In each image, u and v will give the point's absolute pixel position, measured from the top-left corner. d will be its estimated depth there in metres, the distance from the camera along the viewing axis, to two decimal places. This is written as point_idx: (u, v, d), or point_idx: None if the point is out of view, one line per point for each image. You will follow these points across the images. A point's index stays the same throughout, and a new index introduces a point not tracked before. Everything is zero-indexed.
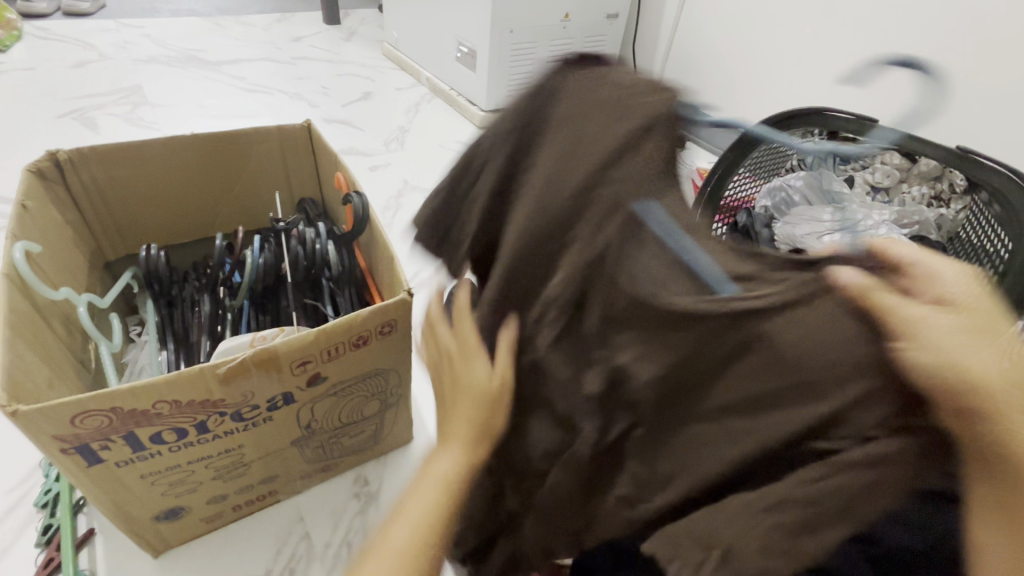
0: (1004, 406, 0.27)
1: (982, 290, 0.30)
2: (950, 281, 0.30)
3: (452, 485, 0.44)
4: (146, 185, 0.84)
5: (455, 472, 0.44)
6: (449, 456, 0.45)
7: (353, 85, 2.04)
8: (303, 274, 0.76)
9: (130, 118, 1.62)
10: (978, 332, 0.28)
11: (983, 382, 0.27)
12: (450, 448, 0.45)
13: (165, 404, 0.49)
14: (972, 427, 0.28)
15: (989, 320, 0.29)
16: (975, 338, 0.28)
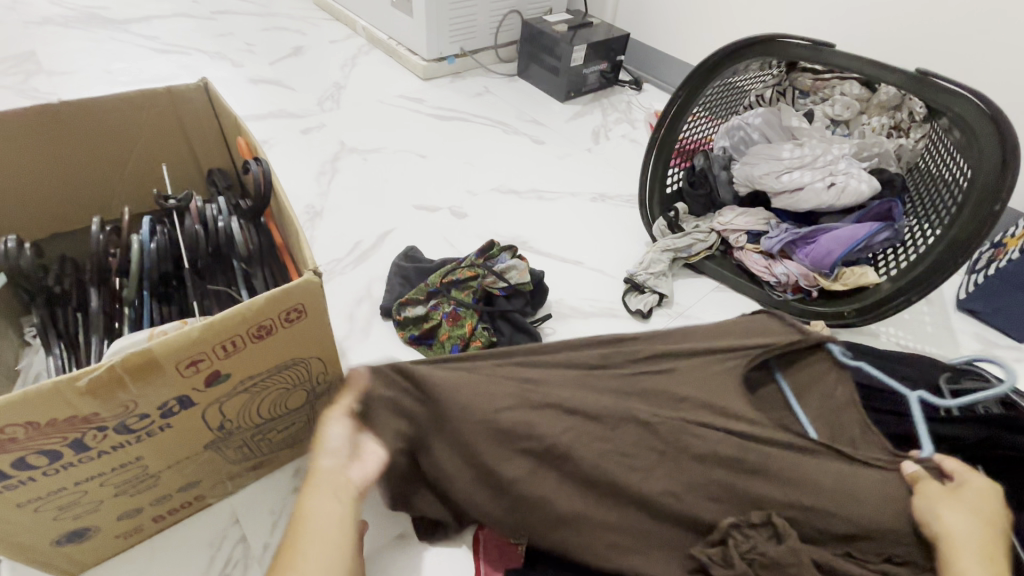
0: (977, 536, 0.54)
1: (996, 506, 0.57)
2: (969, 481, 0.59)
3: (326, 518, 0.51)
4: (15, 167, 0.71)
5: (325, 506, 0.51)
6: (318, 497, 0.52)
7: (281, 40, 1.85)
8: (207, 256, 0.68)
9: (22, 89, 1.44)
10: (988, 530, 0.54)
11: (957, 527, 0.54)
12: (318, 491, 0.52)
13: (19, 426, 0.42)
14: (937, 529, 0.55)
15: (991, 520, 0.56)
16: (984, 530, 0.54)
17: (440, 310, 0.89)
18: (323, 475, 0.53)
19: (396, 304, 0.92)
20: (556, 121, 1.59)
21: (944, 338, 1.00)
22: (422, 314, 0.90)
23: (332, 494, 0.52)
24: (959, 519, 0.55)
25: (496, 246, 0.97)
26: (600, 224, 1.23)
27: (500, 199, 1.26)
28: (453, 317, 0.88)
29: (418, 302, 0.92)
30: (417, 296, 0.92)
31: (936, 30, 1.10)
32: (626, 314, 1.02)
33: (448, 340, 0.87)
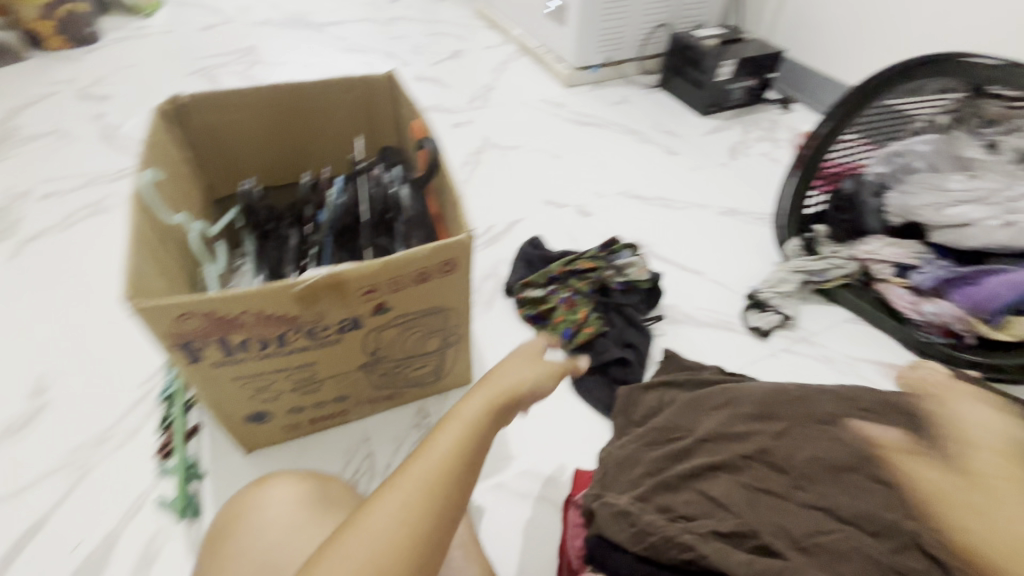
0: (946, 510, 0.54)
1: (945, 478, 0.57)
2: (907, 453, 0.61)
3: (478, 422, 0.48)
4: (253, 132, 0.91)
5: (477, 412, 0.48)
6: (477, 397, 0.50)
7: (444, 44, 2.07)
8: (376, 214, 0.81)
9: (247, 75, 1.78)
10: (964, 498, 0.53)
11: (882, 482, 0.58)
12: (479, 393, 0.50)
13: (250, 313, 0.56)
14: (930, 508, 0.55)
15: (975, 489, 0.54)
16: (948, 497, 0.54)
17: (558, 295, 0.97)
18: (503, 381, 0.52)
19: (518, 284, 1.01)
20: (694, 134, 1.59)
21: None
22: (540, 296, 0.98)
23: (490, 401, 0.50)
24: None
25: (616, 242, 1.01)
26: (725, 238, 1.21)
27: (626, 204, 1.30)
28: (569, 303, 0.94)
29: (538, 285, 0.99)
30: (537, 279, 1.00)
31: None
32: (742, 329, 1.01)
33: (561, 323, 0.93)
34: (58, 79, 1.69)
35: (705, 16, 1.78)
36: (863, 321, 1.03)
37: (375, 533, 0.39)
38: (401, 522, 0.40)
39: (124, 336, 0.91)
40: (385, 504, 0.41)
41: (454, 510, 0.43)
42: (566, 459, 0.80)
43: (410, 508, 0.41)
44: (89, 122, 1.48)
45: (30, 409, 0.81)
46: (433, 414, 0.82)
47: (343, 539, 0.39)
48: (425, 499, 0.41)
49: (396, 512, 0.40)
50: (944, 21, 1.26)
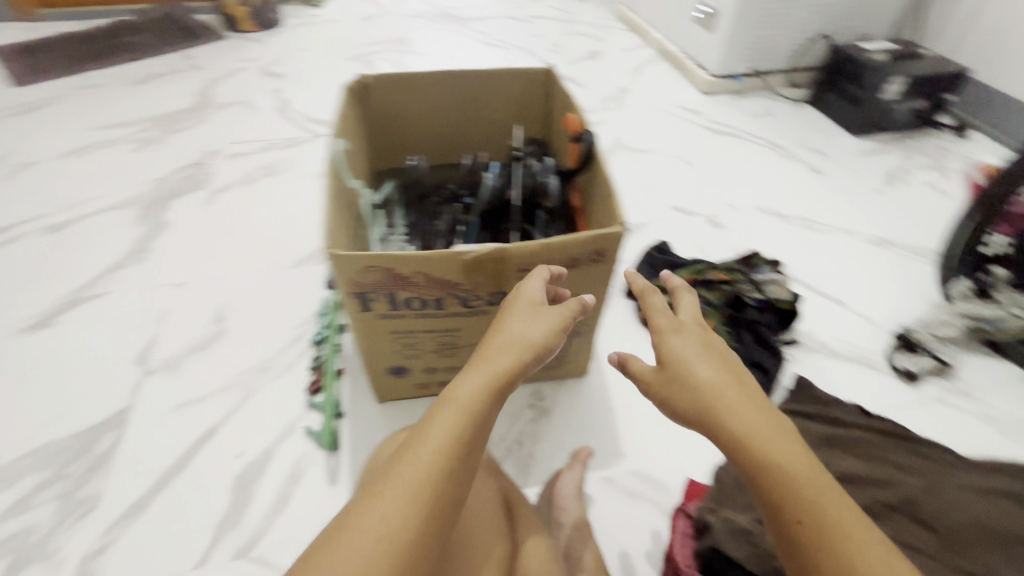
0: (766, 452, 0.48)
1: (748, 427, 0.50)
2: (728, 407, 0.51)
3: (472, 404, 0.50)
4: (416, 114, 0.97)
5: (467, 398, 0.51)
6: (468, 379, 0.52)
7: (581, 44, 2.09)
8: (524, 200, 0.85)
9: (399, 63, 1.93)
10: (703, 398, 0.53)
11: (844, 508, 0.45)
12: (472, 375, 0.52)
13: (420, 275, 0.62)
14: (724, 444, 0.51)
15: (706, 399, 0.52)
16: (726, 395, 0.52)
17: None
18: (491, 354, 0.54)
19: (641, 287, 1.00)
20: (844, 154, 1.48)
21: None
22: None
23: (482, 377, 0.52)
24: (782, 438, 0.49)
25: (758, 257, 0.98)
26: (873, 269, 1.11)
27: (761, 220, 1.24)
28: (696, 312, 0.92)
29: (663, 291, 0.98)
30: (663, 285, 0.98)
31: None
32: (887, 370, 0.92)
33: None
34: (246, 56, 1.95)
35: (874, 28, 1.64)
36: None
37: (371, 538, 0.43)
38: (398, 520, 0.44)
39: (287, 282, 1.03)
40: (383, 501, 0.45)
41: (444, 504, 0.46)
42: (680, 466, 0.78)
43: (405, 505, 0.45)
44: (268, 95, 1.69)
45: (212, 331, 0.95)
46: (549, 398, 0.85)
47: (347, 535, 0.43)
48: (417, 493, 0.45)
49: (387, 514, 0.44)
50: None
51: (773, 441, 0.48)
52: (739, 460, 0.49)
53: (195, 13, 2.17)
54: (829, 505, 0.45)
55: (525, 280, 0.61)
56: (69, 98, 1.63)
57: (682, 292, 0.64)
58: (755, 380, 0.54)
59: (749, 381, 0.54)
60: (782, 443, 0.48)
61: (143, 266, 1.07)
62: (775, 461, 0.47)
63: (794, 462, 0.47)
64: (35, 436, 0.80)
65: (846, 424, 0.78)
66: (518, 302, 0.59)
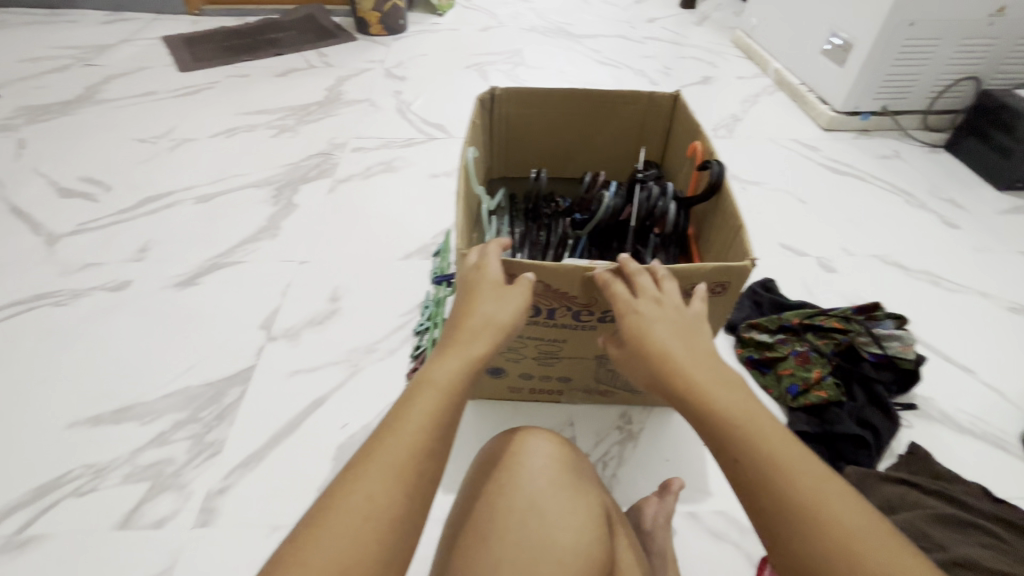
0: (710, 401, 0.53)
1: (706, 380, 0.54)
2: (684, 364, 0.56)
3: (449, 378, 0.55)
4: (535, 128, 1.00)
5: (448, 378, 0.55)
6: (448, 360, 0.56)
7: (693, 68, 2.06)
8: (640, 223, 0.85)
9: (511, 74, 2.01)
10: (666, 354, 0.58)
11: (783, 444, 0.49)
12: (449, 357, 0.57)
13: (542, 284, 0.66)
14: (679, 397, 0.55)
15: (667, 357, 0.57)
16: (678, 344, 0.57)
17: (789, 346, 0.91)
18: (468, 338, 0.58)
19: (742, 323, 0.97)
20: (984, 208, 1.35)
21: None
22: (767, 342, 0.93)
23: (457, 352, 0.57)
24: (730, 397, 0.53)
25: (880, 309, 0.91)
26: (1010, 339, 1.00)
27: (880, 269, 1.16)
28: (804, 360, 0.88)
29: (767, 329, 0.95)
30: (767, 323, 0.95)
31: None
32: (1021, 454, 0.83)
33: (788, 376, 0.88)
34: (373, 58, 2.10)
35: None
36: None
37: (359, 516, 0.44)
38: (386, 492, 0.46)
39: (396, 272, 1.11)
40: (367, 479, 0.46)
41: (426, 477, 0.49)
42: None
43: (391, 479, 0.47)
44: (389, 96, 1.81)
45: (326, 309, 1.03)
46: (637, 421, 0.85)
47: (340, 512, 0.44)
48: (405, 465, 0.48)
49: (372, 493, 0.45)
50: None
51: (722, 397, 0.53)
52: (694, 414, 0.54)
53: (332, 16, 2.38)
54: (766, 443, 0.49)
55: (482, 261, 0.64)
56: (223, 85, 1.84)
57: (667, 280, 0.62)
58: (698, 331, 0.59)
59: (705, 348, 0.58)
60: (730, 400, 0.52)
61: (273, 242, 1.18)
62: (724, 420, 0.51)
63: (734, 408, 0.51)
64: (176, 380, 0.91)
65: (971, 507, 0.71)
66: (474, 288, 0.62)
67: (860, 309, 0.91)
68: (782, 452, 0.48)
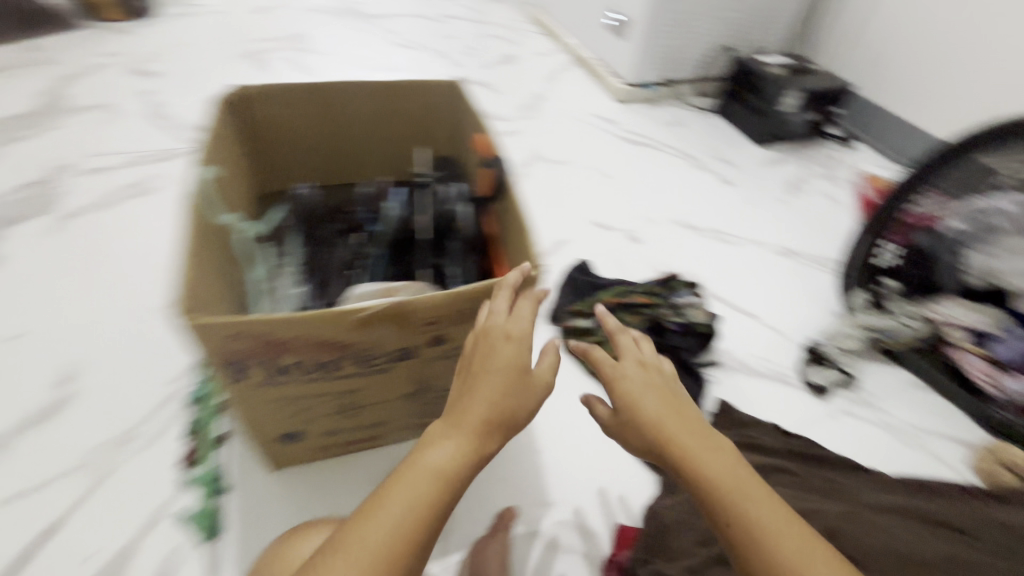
0: (700, 475, 0.48)
1: (701, 445, 0.50)
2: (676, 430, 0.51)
3: (449, 472, 0.46)
4: (305, 131, 0.86)
5: (444, 467, 0.46)
6: (445, 443, 0.47)
7: (495, 47, 2.03)
8: (433, 231, 0.78)
9: (297, 63, 1.76)
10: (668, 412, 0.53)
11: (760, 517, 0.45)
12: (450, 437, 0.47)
13: (303, 339, 0.52)
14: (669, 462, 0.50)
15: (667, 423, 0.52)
16: (668, 408, 0.53)
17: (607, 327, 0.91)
18: (470, 417, 0.48)
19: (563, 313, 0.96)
20: (750, 164, 1.54)
21: None
22: (588, 328, 0.93)
23: (457, 437, 0.47)
24: (722, 462, 0.48)
25: (676, 280, 0.98)
26: (781, 281, 1.15)
27: (677, 233, 1.25)
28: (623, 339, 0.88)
29: (586, 315, 0.94)
30: (586, 308, 0.94)
31: None
32: (800, 385, 0.95)
33: (611, 360, 0.86)
34: (111, 50, 1.68)
35: (770, 43, 1.73)
36: (932, 389, 0.97)
37: None
38: None
39: (159, 327, 0.88)
40: None
41: None
42: (611, 510, 0.74)
43: None
44: (137, 97, 1.46)
45: (56, 397, 0.78)
46: None
47: None
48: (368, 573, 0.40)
49: None
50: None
51: (712, 467, 0.48)
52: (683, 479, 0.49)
53: None
54: (755, 516, 0.45)
55: (512, 309, 0.53)
56: None
57: (619, 334, 0.62)
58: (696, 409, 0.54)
59: (693, 414, 0.53)
60: (719, 468, 0.48)
61: None
62: (713, 486, 0.47)
63: (722, 477, 0.47)
64: None
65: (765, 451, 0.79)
66: (493, 343, 0.51)
67: (662, 282, 0.96)
68: (747, 476, 0.48)
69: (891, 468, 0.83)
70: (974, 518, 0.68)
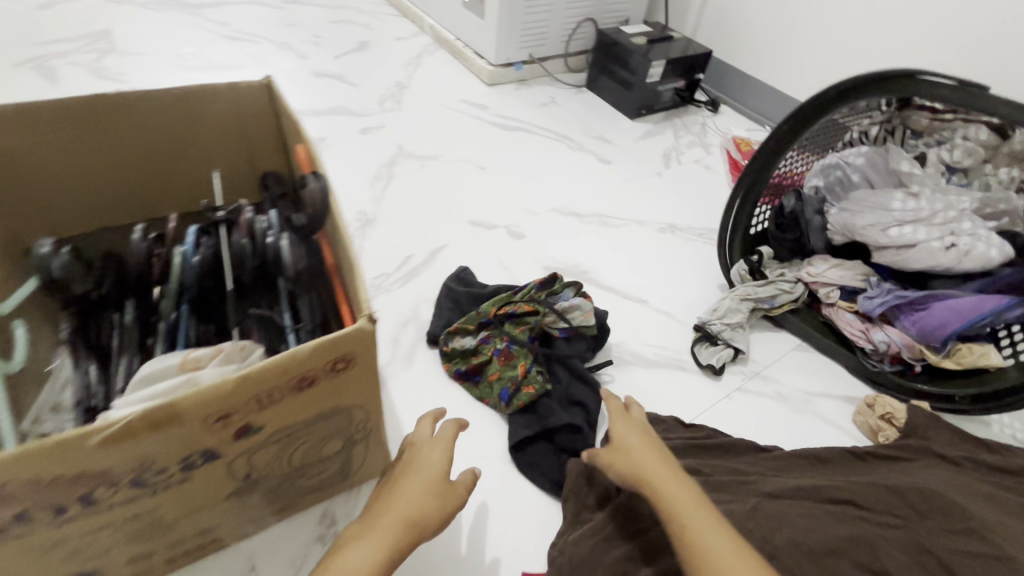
0: (665, 501, 0.56)
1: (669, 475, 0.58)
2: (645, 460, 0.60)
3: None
4: (74, 157, 0.69)
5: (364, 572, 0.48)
6: (362, 544, 0.50)
7: (347, 33, 1.82)
8: (251, 271, 0.62)
9: (97, 68, 1.46)
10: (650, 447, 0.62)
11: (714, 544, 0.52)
12: (367, 542, 0.50)
13: (23, 482, 0.37)
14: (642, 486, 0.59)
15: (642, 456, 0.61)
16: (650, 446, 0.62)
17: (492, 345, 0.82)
18: (386, 519, 0.52)
19: (443, 333, 0.86)
20: (626, 139, 1.51)
21: None
22: (471, 348, 0.84)
23: (380, 543, 0.50)
24: (685, 493, 0.56)
25: (558, 278, 0.87)
26: (666, 259, 1.12)
27: (560, 222, 1.18)
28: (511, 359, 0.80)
29: (469, 332, 0.85)
30: (467, 324, 0.84)
31: None
32: (695, 367, 0.92)
33: (497, 381, 0.80)
34: None
35: (631, 12, 1.71)
36: (814, 349, 0.98)
37: None
38: None
39: None
40: None
41: None
42: (514, 562, 0.67)
43: None
44: None
45: None
46: (343, 520, 0.64)
47: None
48: None
49: None
50: (857, 39, 1.33)
51: (673, 492, 0.56)
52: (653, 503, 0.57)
53: None
54: (700, 539, 0.52)
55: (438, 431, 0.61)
56: None
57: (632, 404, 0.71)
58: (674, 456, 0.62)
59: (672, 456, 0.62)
60: (683, 494, 0.56)
61: None
62: (670, 513, 0.55)
63: (682, 502, 0.55)
64: None
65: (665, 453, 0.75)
66: (420, 456, 0.59)
67: (543, 284, 0.86)
68: (675, 492, 0.56)
69: (787, 444, 0.83)
70: (862, 484, 0.67)
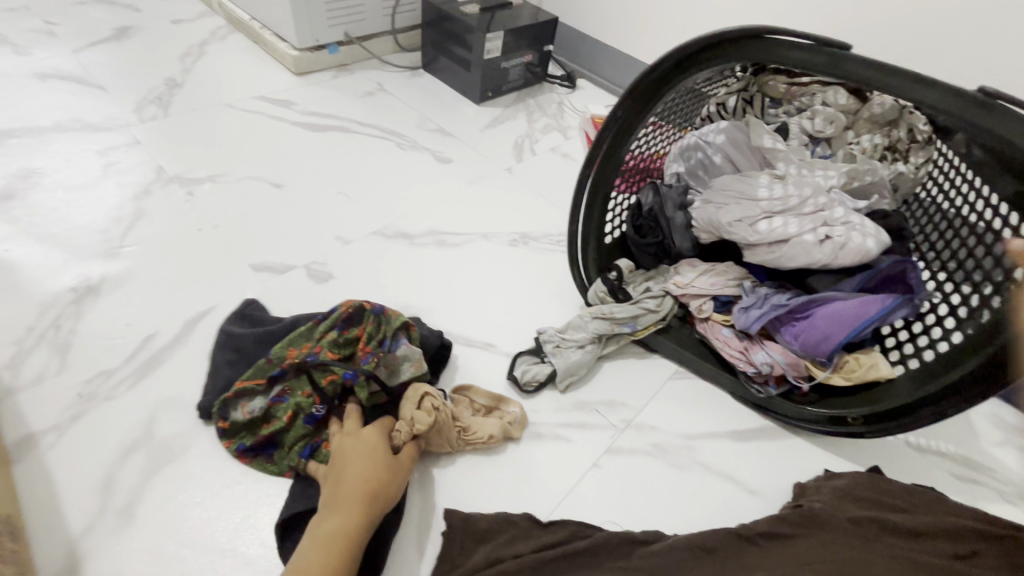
0: None
1: None
2: None
3: (349, 534, 0.53)
4: None
5: (339, 533, 0.53)
6: (332, 517, 0.54)
7: (97, 15, 1.38)
8: None
9: None
10: None
11: None
12: (335, 509, 0.54)
13: None
14: None
15: None
16: None
17: (289, 403, 0.63)
18: (346, 494, 0.56)
19: (218, 401, 0.63)
20: (470, 129, 1.26)
21: (957, 423, 0.81)
22: (259, 414, 0.62)
23: (349, 506, 0.55)
24: None
25: (367, 311, 0.68)
26: (517, 282, 0.91)
27: (381, 250, 0.92)
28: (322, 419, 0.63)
29: (254, 392, 0.63)
30: (253, 381, 0.63)
31: (933, 32, 0.93)
32: (555, 430, 0.72)
33: (297, 443, 0.62)
34: None
35: None
36: (695, 375, 0.81)
37: None
38: None
39: None
40: None
41: None
42: None
43: None
44: None
45: None
46: None
47: None
48: None
49: None
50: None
51: None
52: None
53: None
54: None
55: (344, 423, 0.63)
56: None
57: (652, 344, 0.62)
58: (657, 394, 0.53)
59: None
60: None
61: None
62: None
63: None
64: None
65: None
66: (351, 434, 0.62)
67: (348, 319, 0.67)
68: None
69: (671, 520, 0.66)
70: None
